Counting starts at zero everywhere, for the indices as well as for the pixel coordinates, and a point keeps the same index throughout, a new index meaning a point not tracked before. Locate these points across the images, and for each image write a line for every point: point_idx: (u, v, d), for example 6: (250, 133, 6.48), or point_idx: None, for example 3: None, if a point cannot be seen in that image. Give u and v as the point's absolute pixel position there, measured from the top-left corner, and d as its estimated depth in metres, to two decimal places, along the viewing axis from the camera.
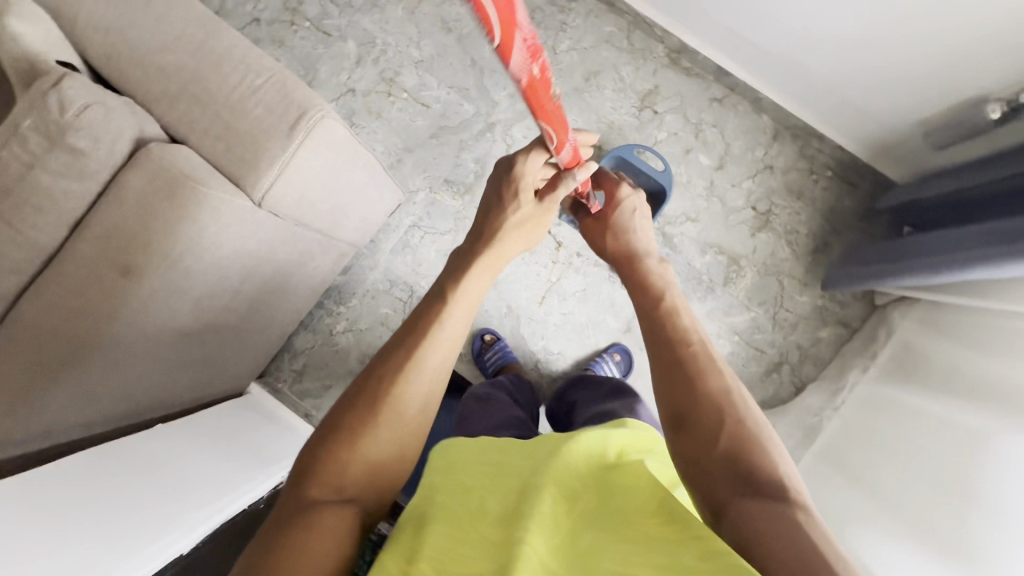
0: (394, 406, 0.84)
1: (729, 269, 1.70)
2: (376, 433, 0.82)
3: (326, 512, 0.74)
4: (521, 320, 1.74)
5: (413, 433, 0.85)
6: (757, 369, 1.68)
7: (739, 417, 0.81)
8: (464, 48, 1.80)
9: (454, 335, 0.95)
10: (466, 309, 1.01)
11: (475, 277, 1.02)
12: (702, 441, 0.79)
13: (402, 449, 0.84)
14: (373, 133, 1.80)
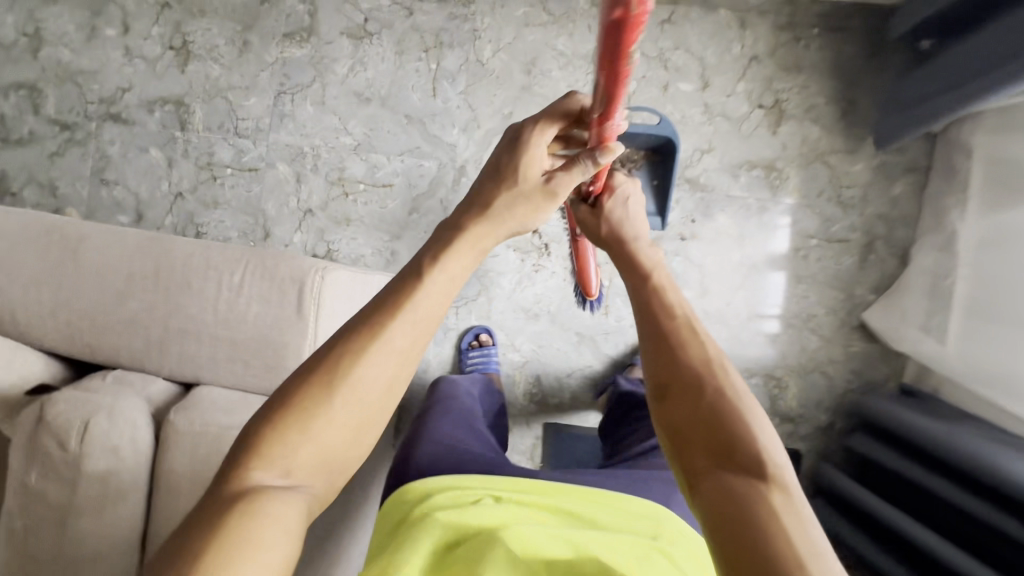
0: (352, 389, 0.69)
1: (770, 178, 1.54)
2: (315, 437, 0.67)
3: (276, 501, 0.64)
4: (597, 341, 1.59)
5: (356, 438, 0.69)
6: (851, 259, 1.53)
7: (727, 394, 0.73)
8: (393, 109, 1.64)
9: (416, 341, 0.74)
10: (439, 300, 0.79)
11: (460, 255, 0.81)
12: (689, 415, 0.73)
13: (352, 443, 0.70)
14: (353, 240, 1.65)
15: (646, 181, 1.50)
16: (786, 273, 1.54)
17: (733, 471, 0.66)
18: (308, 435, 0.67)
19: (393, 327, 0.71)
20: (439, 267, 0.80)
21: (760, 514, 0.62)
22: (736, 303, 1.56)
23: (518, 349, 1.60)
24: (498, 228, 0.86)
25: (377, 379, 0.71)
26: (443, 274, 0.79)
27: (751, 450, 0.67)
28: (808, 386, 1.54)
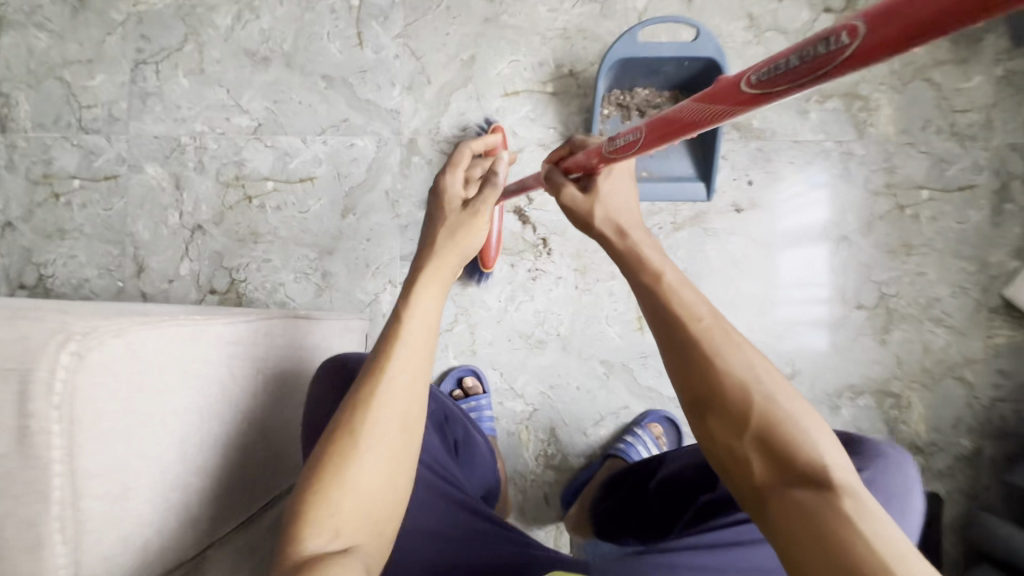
0: (365, 438, 0.54)
1: (853, 110, 1.08)
2: (346, 482, 0.53)
3: (331, 567, 0.49)
4: (631, 370, 1.11)
5: (397, 459, 0.56)
6: (980, 213, 1.07)
7: (765, 385, 0.51)
8: (302, 68, 1.14)
9: (415, 366, 0.59)
10: (428, 321, 0.61)
11: (430, 286, 0.63)
12: (724, 423, 0.50)
13: (390, 485, 0.56)
14: (266, 262, 1.14)
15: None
16: (892, 242, 1.08)
17: (797, 486, 0.46)
18: (338, 490, 0.53)
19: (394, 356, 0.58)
20: (428, 277, 0.64)
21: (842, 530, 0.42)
22: (824, 295, 1.09)
23: (520, 395, 1.11)
24: (453, 256, 0.67)
25: (392, 417, 0.56)
26: (417, 299, 0.62)
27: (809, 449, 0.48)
28: (939, 401, 1.07)
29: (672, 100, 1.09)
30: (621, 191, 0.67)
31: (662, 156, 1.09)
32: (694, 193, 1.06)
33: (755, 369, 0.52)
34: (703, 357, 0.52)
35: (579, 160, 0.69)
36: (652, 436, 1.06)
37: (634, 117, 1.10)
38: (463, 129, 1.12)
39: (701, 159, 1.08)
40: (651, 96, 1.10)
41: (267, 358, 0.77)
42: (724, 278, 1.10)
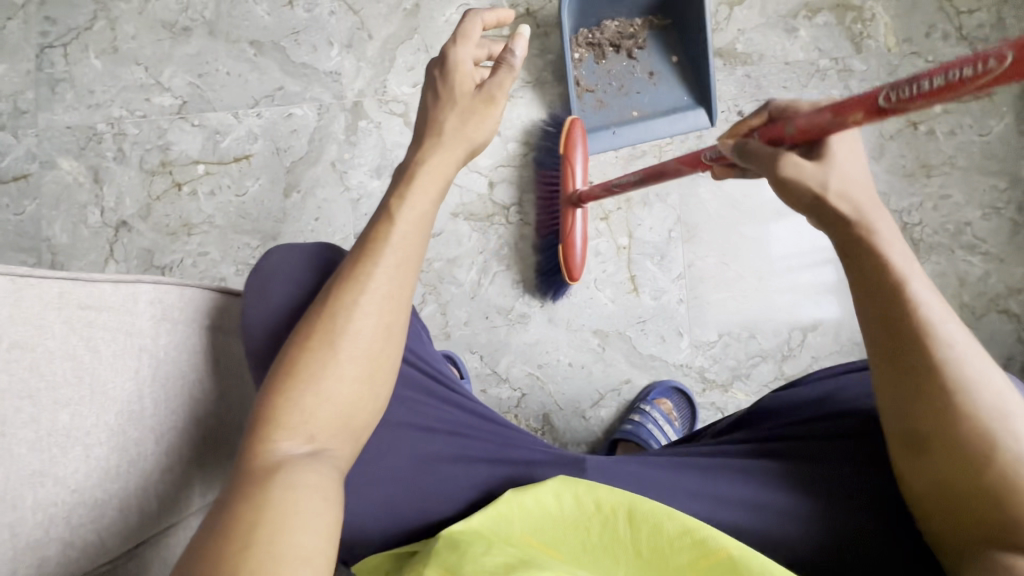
0: (353, 336, 0.54)
1: (847, 23, 0.96)
2: (319, 385, 0.52)
3: (298, 469, 0.47)
4: (630, 338, 0.96)
5: (380, 366, 0.55)
6: (1003, 122, 0.94)
7: (1011, 434, 0.41)
8: (228, 35, 1.01)
9: (401, 264, 0.58)
10: (417, 221, 0.60)
11: (421, 184, 0.61)
12: (952, 468, 0.43)
13: (362, 401, 0.54)
14: (203, 255, 1.00)
15: (660, 59, 0.97)
16: (908, 163, 0.95)
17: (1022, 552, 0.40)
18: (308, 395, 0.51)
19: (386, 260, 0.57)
20: (419, 176, 0.62)
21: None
22: None
23: (506, 380, 0.97)
24: (451, 155, 0.63)
25: (375, 320, 0.55)
26: (408, 200, 0.60)
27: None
28: (985, 340, 0.93)
29: (646, 27, 0.98)
30: (856, 156, 0.44)
31: (650, 90, 0.97)
32: (696, 120, 0.94)
33: (1005, 411, 0.42)
34: (941, 394, 0.42)
35: (809, 121, 0.45)
36: (663, 412, 0.91)
37: (610, 53, 0.98)
38: (413, 85, 0.99)
39: (693, 84, 0.96)
40: (623, 27, 0.98)
41: (157, 336, 0.54)
42: (724, 224, 0.97)
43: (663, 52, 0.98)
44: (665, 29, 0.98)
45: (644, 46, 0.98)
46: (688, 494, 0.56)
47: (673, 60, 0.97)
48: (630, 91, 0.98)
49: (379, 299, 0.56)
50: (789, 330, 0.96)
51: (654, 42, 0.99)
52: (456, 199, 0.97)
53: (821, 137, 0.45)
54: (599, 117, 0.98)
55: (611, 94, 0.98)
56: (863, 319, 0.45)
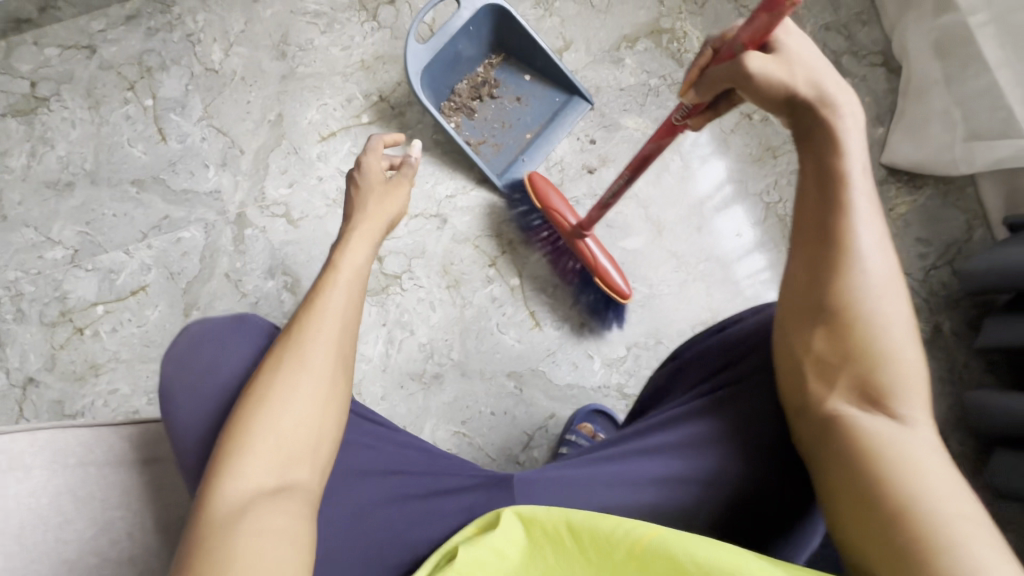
0: (310, 368, 0.56)
1: (665, 44, 1.07)
2: (274, 428, 0.53)
3: (265, 512, 0.48)
4: (544, 373, 0.97)
5: (342, 398, 0.58)
6: None
7: (883, 311, 0.50)
8: (110, 180, 1.07)
9: (352, 302, 0.62)
10: (359, 273, 0.65)
11: (356, 246, 0.67)
12: (833, 333, 0.51)
13: (318, 444, 0.55)
14: (114, 393, 1.00)
15: (518, 82, 1.05)
16: (754, 149, 1.02)
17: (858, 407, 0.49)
18: (257, 444, 0.52)
19: (337, 299, 0.61)
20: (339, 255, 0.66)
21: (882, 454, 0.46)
22: (712, 224, 1.01)
23: (434, 444, 0.96)
24: (377, 224, 0.71)
25: (328, 354, 0.58)
26: (349, 250, 0.66)
27: (897, 386, 0.49)
28: None
29: (490, 67, 1.06)
30: (800, 45, 0.55)
31: (525, 110, 1.04)
32: (580, 110, 1.03)
33: (888, 287, 0.51)
34: (842, 265, 0.51)
35: (752, 31, 0.54)
36: (588, 437, 0.91)
37: (477, 104, 1.05)
38: (289, 185, 1.05)
39: (558, 87, 1.04)
40: (473, 79, 1.05)
41: (6, 487, 0.59)
42: (605, 243, 1.00)
43: (516, 77, 1.05)
44: (505, 59, 1.06)
45: (499, 81, 1.05)
46: (616, 483, 0.57)
47: (528, 78, 1.05)
48: (512, 121, 1.04)
49: (337, 333, 0.59)
50: (692, 327, 0.98)
51: (505, 73, 1.06)
52: None
53: (765, 33, 0.54)
54: (504, 156, 1.03)
55: (499, 133, 1.04)
56: (800, 202, 0.55)
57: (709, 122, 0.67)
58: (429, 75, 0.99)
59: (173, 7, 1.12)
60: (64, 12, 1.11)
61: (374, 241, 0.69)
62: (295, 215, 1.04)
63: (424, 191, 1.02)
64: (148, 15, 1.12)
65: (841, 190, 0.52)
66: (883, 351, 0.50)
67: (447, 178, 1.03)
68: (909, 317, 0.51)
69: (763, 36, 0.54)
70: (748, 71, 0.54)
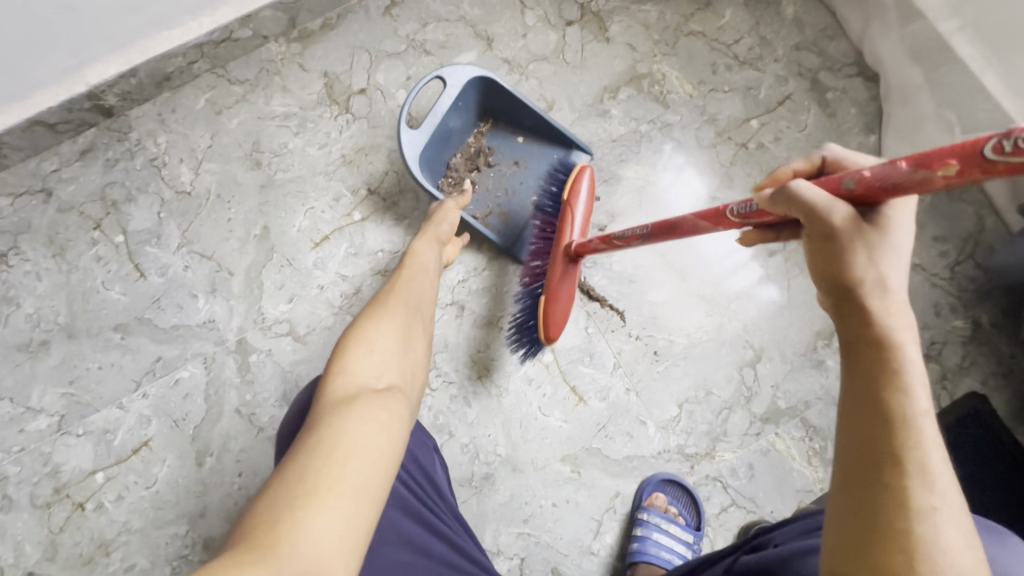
0: (381, 325, 0.69)
1: (646, 89, 1.06)
2: (365, 352, 0.64)
3: (368, 403, 0.53)
4: (599, 450, 0.91)
5: (411, 362, 0.68)
6: (812, 113, 1.04)
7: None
8: (90, 330, 0.98)
9: (416, 290, 0.78)
10: (423, 273, 0.81)
11: (424, 247, 0.84)
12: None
13: (400, 382, 0.63)
14: (129, 569, 0.89)
15: (512, 146, 1.01)
16: (757, 179, 1.01)
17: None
18: (357, 368, 0.60)
19: (405, 288, 0.77)
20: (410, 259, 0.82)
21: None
22: (738, 263, 0.98)
23: (499, 552, 0.88)
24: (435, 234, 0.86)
25: (397, 320, 0.71)
26: (415, 254, 0.83)
27: None
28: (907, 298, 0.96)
29: (481, 134, 1.01)
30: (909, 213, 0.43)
31: (526, 172, 1.00)
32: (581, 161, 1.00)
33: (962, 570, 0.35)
34: (895, 538, 0.36)
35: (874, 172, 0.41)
36: (660, 511, 0.85)
37: (476, 176, 1.00)
38: (289, 300, 0.98)
39: (557, 143, 1.01)
40: (466, 151, 1.00)
41: None
42: (632, 300, 0.97)
43: (508, 141, 1.01)
44: (495, 124, 1.02)
45: (493, 149, 1.01)
46: None
47: (522, 139, 1.01)
48: (515, 186, 1.00)
49: (406, 310, 0.74)
50: (738, 371, 0.94)
51: (497, 140, 1.02)
52: None
53: (887, 196, 0.41)
54: (517, 225, 0.98)
55: (505, 202, 0.99)
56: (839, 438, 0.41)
57: (762, 238, 0.55)
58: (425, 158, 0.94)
59: (130, 134, 1.06)
60: (10, 159, 1.03)
61: (434, 250, 0.84)
62: (301, 330, 0.97)
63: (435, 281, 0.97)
64: (104, 147, 1.05)
65: (898, 436, 0.38)
66: None
67: (456, 262, 0.98)
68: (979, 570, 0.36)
69: (888, 197, 0.42)
70: (836, 229, 0.42)
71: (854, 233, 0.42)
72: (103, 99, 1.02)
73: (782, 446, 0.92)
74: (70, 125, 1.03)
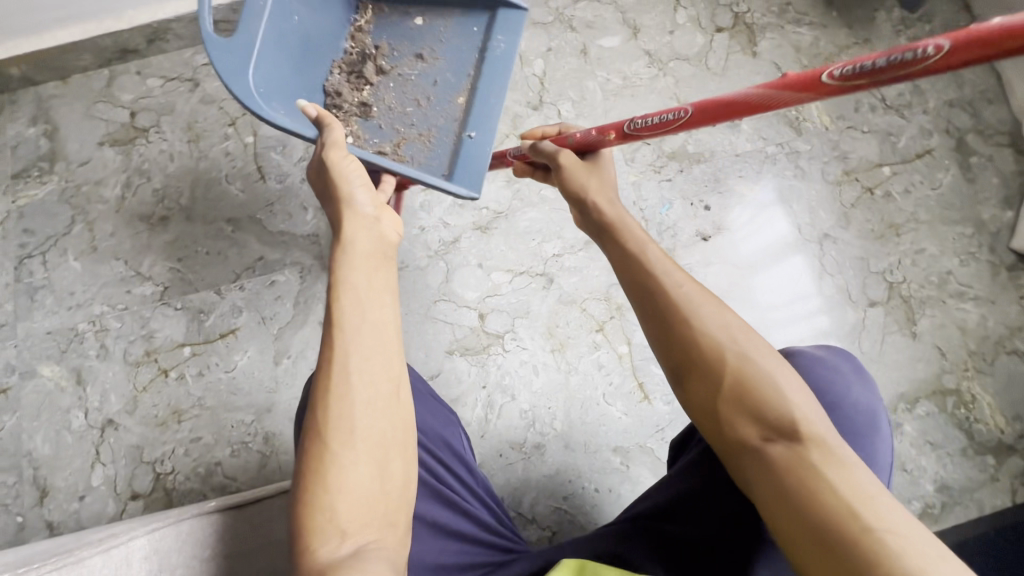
0: (343, 379, 0.55)
1: (782, 111, 1.04)
2: (344, 434, 0.53)
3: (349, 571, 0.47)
4: (652, 450, 0.92)
5: (381, 392, 0.56)
6: (950, 173, 1.00)
7: (740, 343, 0.50)
8: (205, 216, 1.05)
9: (372, 302, 0.60)
10: (378, 283, 0.62)
11: (354, 261, 0.63)
12: (705, 389, 0.50)
13: (387, 464, 0.54)
14: (194, 441, 0.95)
15: (412, 36, 0.94)
16: (876, 227, 0.99)
17: (767, 439, 0.46)
18: (340, 473, 0.52)
19: (354, 307, 0.59)
20: (348, 258, 0.64)
21: (817, 481, 0.42)
22: (832, 304, 0.96)
23: (533, 520, 0.90)
24: (362, 225, 0.68)
25: (359, 360, 0.56)
26: (353, 257, 0.64)
27: (775, 401, 0.47)
28: (1005, 384, 0.92)
29: (360, 35, 0.94)
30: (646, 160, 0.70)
31: (438, 65, 0.92)
32: (517, 17, 0.90)
33: (727, 322, 0.51)
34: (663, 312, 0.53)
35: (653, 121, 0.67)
36: None
37: (370, 94, 0.91)
38: None
39: (470, 14, 0.92)
40: (355, 66, 0.92)
41: None
42: None
43: (405, 33, 0.94)
44: (378, 16, 0.95)
45: (383, 50, 0.93)
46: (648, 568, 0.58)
47: (419, 22, 0.94)
48: (426, 93, 0.91)
49: (357, 338, 0.57)
50: None
51: (379, 36, 0.94)
52: (449, 336, 0.96)
53: (596, 147, 0.72)
54: (436, 147, 0.89)
55: (419, 119, 0.90)
56: (632, 298, 0.56)
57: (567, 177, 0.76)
58: (281, 85, 0.85)
59: None
60: (170, 44, 1.10)
61: (347, 252, 0.64)
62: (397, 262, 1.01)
63: (531, 249, 0.99)
64: None
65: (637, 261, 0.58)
66: (730, 346, 0.50)
67: (554, 236, 1.00)
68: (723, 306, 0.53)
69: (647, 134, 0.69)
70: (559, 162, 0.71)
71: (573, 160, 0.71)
72: None
73: None
74: (230, 25, 1.09)
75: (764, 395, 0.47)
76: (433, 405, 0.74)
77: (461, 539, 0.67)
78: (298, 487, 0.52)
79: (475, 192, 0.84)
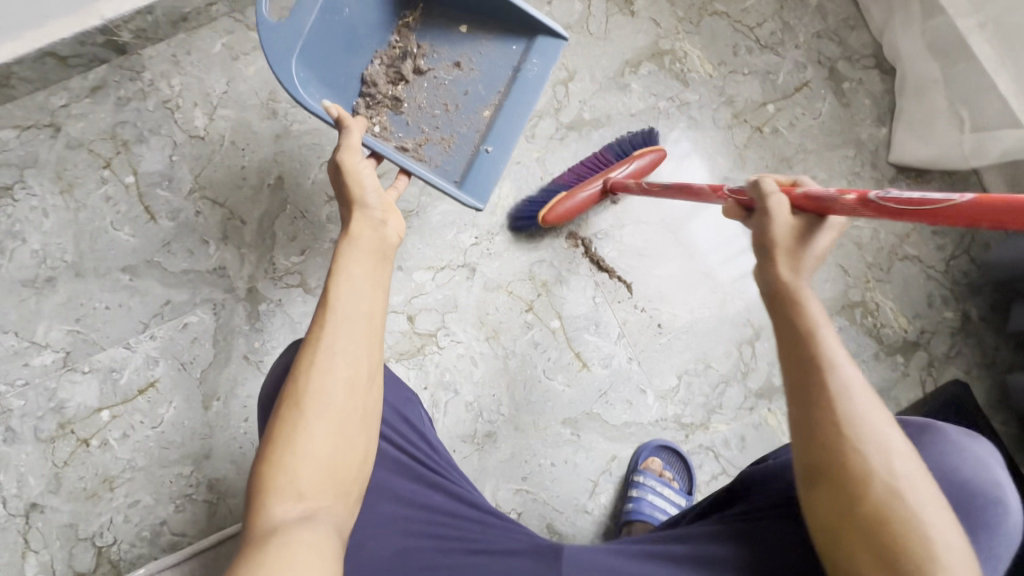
0: (330, 356, 0.54)
1: (667, 66, 1.06)
2: (316, 402, 0.51)
3: (295, 533, 0.44)
4: (599, 415, 0.94)
5: (367, 377, 0.55)
6: (827, 101, 1.06)
7: (892, 457, 0.45)
8: (97, 269, 0.98)
9: (364, 290, 0.59)
10: (373, 273, 0.62)
11: (354, 253, 0.63)
12: (837, 504, 0.45)
13: (351, 438, 0.52)
14: (133, 506, 0.90)
15: (453, 40, 0.89)
16: (770, 163, 1.03)
17: None
18: (306, 437, 0.50)
19: (352, 293, 0.58)
20: (348, 248, 0.64)
21: None
22: (740, 245, 1.01)
23: (497, 506, 0.91)
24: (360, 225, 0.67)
25: (346, 338, 0.55)
26: (350, 249, 0.63)
27: (901, 527, 0.43)
28: (903, 288, 1.00)
29: (405, 32, 0.88)
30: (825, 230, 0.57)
31: (472, 76, 0.88)
32: (554, 41, 0.85)
33: (895, 454, 0.46)
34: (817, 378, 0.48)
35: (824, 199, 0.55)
36: (655, 474, 0.89)
37: (403, 90, 0.87)
38: (302, 252, 1.00)
39: (511, 30, 0.87)
40: (396, 62, 0.87)
41: None
42: (641, 274, 0.99)
43: (446, 34, 0.89)
44: (424, 14, 0.89)
45: (427, 49, 0.88)
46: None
47: (462, 28, 0.88)
48: (458, 99, 0.88)
49: (349, 324, 0.56)
50: (738, 347, 0.98)
51: (424, 33, 0.89)
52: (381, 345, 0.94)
53: (820, 211, 0.55)
54: (455, 154, 0.87)
55: (444, 123, 0.87)
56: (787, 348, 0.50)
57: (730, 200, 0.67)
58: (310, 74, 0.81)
59: (142, 73, 1.04)
60: (17, 90, 1.00)
61: (344, 243, 0.64)
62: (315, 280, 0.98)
63: (448, 242, 0.98)
64: (115, 85, 1.03)
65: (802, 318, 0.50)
66: (862, 447, 0.45)
67: (469, 224, 0.99)
68: (877, 409, 0.47)
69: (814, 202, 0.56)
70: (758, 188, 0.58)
71: (786, 213, 0.56)
72: (117, 34, 0.99)
73: (773, 421, 0.96)
74: (82, 60, 1.01)
75: (893, 512, 0.44)
76: (392, 383, 0.73)
77: (424, 509, 0.65)
78: (263, 444, 0.50)
79: (481, 206, 0.83)
